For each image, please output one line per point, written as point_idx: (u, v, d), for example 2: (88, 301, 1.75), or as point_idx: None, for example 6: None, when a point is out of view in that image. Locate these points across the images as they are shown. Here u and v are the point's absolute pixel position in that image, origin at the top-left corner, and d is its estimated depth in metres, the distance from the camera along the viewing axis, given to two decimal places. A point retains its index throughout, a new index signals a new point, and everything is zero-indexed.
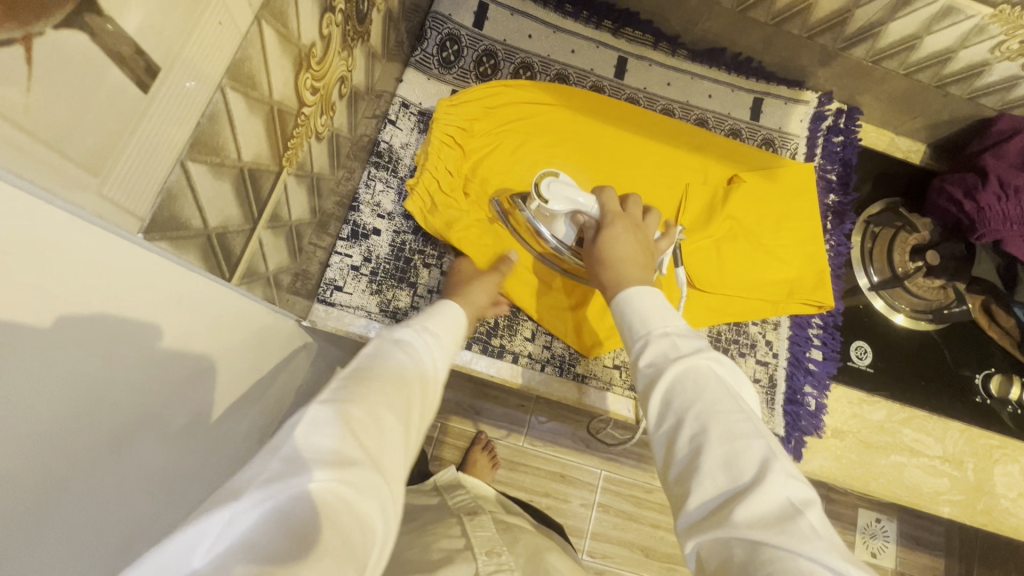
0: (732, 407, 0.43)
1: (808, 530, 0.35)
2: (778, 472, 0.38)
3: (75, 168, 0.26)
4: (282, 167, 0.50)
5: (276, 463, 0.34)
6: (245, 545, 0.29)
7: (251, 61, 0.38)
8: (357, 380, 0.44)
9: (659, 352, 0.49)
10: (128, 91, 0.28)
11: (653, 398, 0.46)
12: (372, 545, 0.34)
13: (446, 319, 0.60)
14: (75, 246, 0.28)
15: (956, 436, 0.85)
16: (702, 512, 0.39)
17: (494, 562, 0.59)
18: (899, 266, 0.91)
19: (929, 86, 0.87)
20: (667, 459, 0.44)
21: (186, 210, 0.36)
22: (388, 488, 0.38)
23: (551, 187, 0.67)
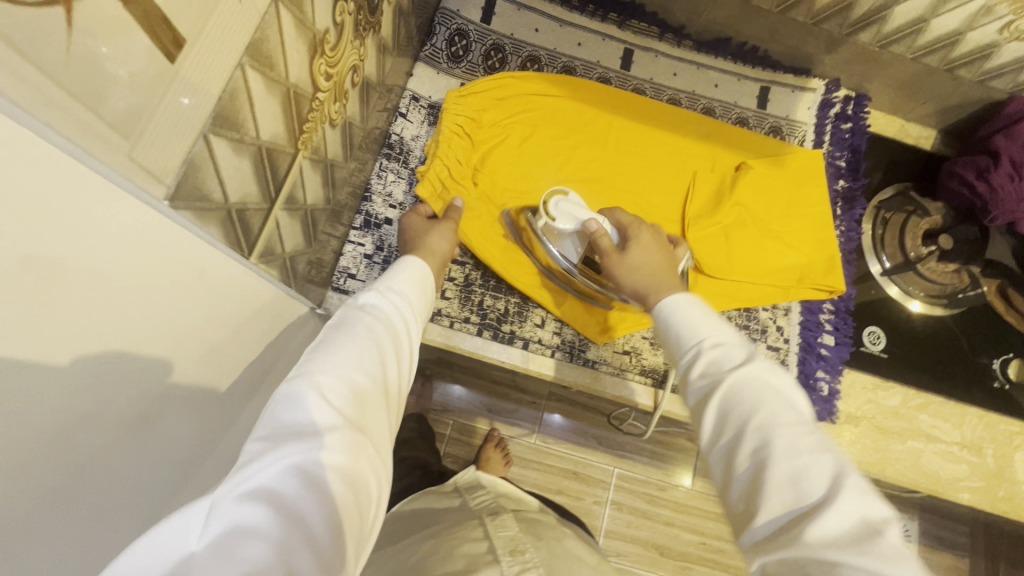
0: (795, 419, 0.41)
1: (892, 552, 0.32)
2: (852, 489, 0.36)
3: (110, 130, 0.28)
4: (298, 150, 0.52)
5: (254, 446, 0.36)
6: (238, 528, 0.30)
7: (269, 42, 0.40)
8: (324, 348, 0.44)
9: (711, 363, 0.48)
10: (156, 61, 0.30)
11: (710, 410, 0.45)
12: (365, 504, 0.38)
13: (411, 278, 0.59)
14: (106, 204, 0.30)
15: (974, 422, 0.84)
16: (768, 531, 0.37)
17: (519, 561, 0.60)
18: (912, 251, 0.90)
19: (937, 69, 0.86)
20: (726, 477, 0.42)
21: (208, 182, 0.38)
22: (373, 449, 0.40)
23: (558, 206, 0.70)
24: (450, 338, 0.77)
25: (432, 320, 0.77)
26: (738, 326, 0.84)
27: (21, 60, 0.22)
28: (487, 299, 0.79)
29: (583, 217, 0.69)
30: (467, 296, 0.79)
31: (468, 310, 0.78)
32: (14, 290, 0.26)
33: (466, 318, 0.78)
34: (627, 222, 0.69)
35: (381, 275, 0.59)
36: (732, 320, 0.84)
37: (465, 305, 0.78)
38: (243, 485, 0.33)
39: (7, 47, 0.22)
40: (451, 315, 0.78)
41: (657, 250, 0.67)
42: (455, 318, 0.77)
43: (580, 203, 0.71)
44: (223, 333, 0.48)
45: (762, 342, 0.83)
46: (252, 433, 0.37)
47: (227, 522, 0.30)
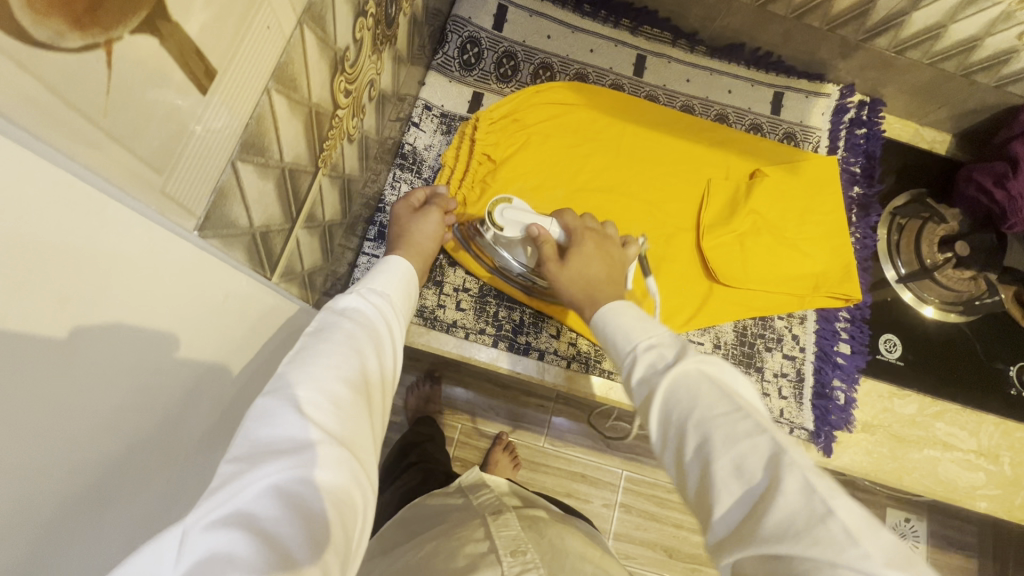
0: (731, 405, 0.40)
1: (842, 533, 0.31)
2: (792, 465, 0.34)
3: (144, 166, 0.28)
4: (318, 168, 0.51)
5: (228, 467, 0.36)
6: (212, 554, 0.31)
7: (293, 65, 0.40)
8: (300, 359, 0.44)
9: (648, 367, 0.47)
10: (190, 94, 0.29)
11: (652, 419, 0.43)
12: (349, 517, 0.38)
13: (394, 282, 0.59)
14: (140, 238, 0.30)
15: (990, 430, 0.84)
16: (726, 528, 0.35)
17: (520, 562, 0.59)
18: (927, 258, 0.89)
19: (954, 75, 0.86)
20: (680, 477, 0.41)
21: (234, 209, 0.38)
22: (356, 460, 0.40)
23: (503, 215, 0.69)
24: (464, 349, 0.76)
25: (446, 331, 0.77)
26: (754, 335, 0.83)
27: (61, 106, 0.22)
28: (502, 310, 0.79)
29: (530, 221, 0.70)
30: (481, 308, 0.79)
31: (483, 322, 0.78)
32: (53, 332, 0.26)
33: (481, 329, 0.78)
34: (574, 225, 0.69)
35: (360, 281, 0.59)
36: (747, 330, 0.83)
37: (480, 317, 0.78)
38: (218, 510, 0.33)
39: (49, 93, 0.21)
40: (466, 327, 0.77)
41: (600, 256, 0.66)
42: (470, 330, 0.77)
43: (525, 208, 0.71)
44: (248, 352, 0.48)
45: (777, 352, 0.83)
46: (228, 454, 0.37)
47: (200, 550, 0.31)
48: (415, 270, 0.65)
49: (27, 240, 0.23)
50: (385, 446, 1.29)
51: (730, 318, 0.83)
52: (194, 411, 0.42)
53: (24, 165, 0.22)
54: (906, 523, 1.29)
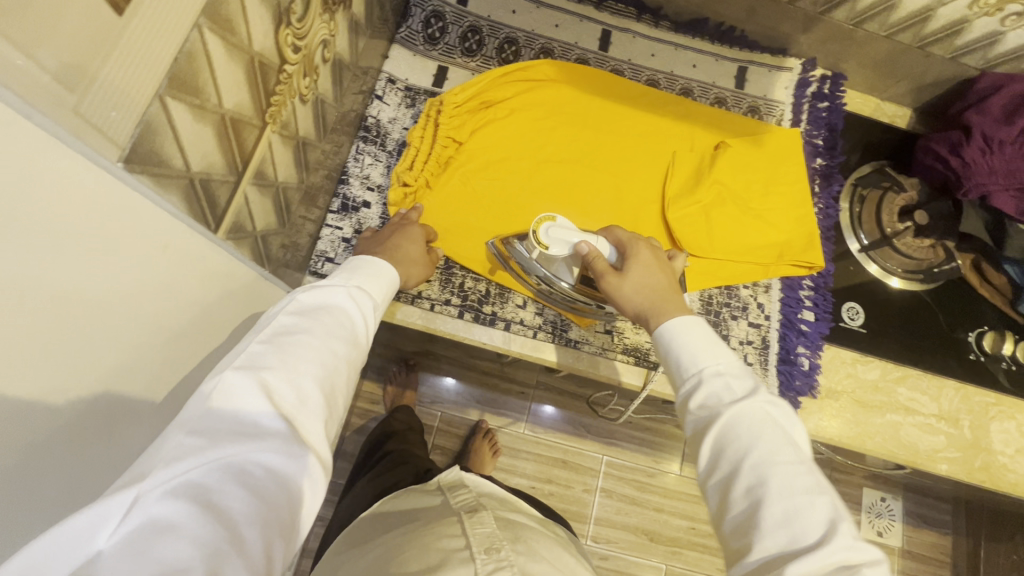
0: (792, 458, 0.44)
1: None
2: (845, 534, 0.39)
3: (51, 81, 0.27)
4: (266, 124, 0.51)
5: (187, 438, 0.36)
6: (156, 523, 0.31)
7: (227, 5, 0.39)
8: (274, 344, 0.44)
9: (710, 395, 0.49)
10: (101, 11, 0.28)
11: (707, 445, 0.46)
12: (298, 508, 0.39)
13: (380, 283, 0.60)
14: (55, 160, 0.29)
15: (951, 395, 0.86)
16: (760, 565, 0.40)
17: (494, 560, 0.58)
18: (888, 227, 0.91)
19: (910, 46, 0.87)
20: (720, 504, 0.45)
21: (167, 147, 0.37)
22: (313, 452, 0.41)
23: (549, 233, 0.69)
24: (430, 320, 0.76)
25: (412, 303, 0.76)
26: (719, 303, 0.84)
27: None
28: (468, 281, 0.79)
29: (577, 239, 0.68)
30: (447, 279, 0.78)
31: (449, 293, 0.77)
32: None
33: (446, 300, 0.77)
34: (627, 239, 0.67)
35: (344, 271, 0.59)
36: (713, 299, 0.84)
37: (445, 288, 0.78)
38: (172, 480, 0.33)
39: None
40: (431, 298, 0.77)
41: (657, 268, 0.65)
42: (436, 301, 0.77)
43: (569, 226, 0.70)
44: (196, 308, 0.47)
45: (742, 319, 0.83)
46: (188, 425, 0.37)
47: (148, 517, 0.31)
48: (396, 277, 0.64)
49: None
50: (362, 435, 1.28)
51: (696, 287, 0.83)
52: (138, 365, 0.41)
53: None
54: (883, 502, 1.31)
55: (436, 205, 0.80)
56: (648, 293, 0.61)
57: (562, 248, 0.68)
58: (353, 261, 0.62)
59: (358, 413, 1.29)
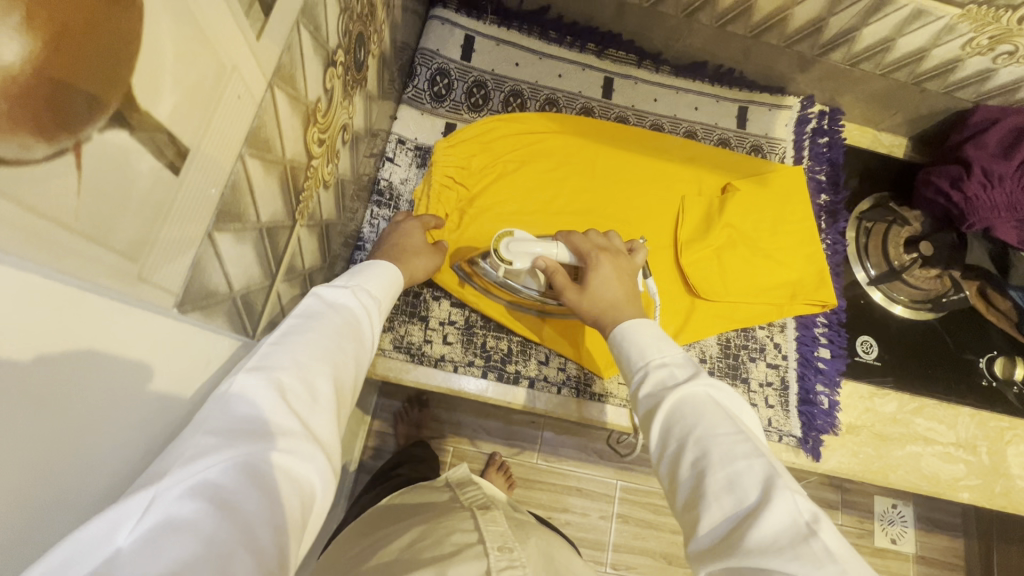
0: (731, 428, 0.45)
1: (821, 552, 0.35)
2: (784, 490, 0.39)
3: (117, 257, 0.27)
4: (295, 222, 0.51)
5: (204, 436, 0.35)
6: (176, 523, 0.29)
7: (265, 127, 0.39)
8: (285, 345, 0.44)
9: (657, 384, 0.51)
10: (162, 175, 0.28)
11: (655, 428, 0.48)
12: (311, 504, 0.38)
13: (382, 283, 0.59)
14: (115, 323, 0.28)
15: (967, 421, 0.87)
16: (711, 538, 0.40)
17: (507, 558, 0.57)
18: (895, 260, 0.92)
19: (906, 83, 0.90)
20: (673, 484, 0.46)
21: (213, 278, 0.37)
22: (325, 452, 0.40)
23: (509, 249, 0.69)
24: (454, 383, 0.76)
25: (435, 366, 0.76)
26: (737, 346, 0.84)
27: (29, 217, 0.21)
28: (490, 340, 0.78)
29: (538, 251, 0.69)
30: (469, 339, 0.78)
31: (472, 354, 0.77)
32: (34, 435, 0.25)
33: (470, 361, 0.77)
34: (588, 249, 0.68)
35: (346, 275, 0.58)
36: (731, 342, 0.85)
37: (468, 349, 0.78)
38: (191, 478, 0.32)
39: (15, 204, 0.20)
40: (455, 360, 0.77)
41: (618, 281, 0.66)
42: (459, 363, 0.77)
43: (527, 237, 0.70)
44: None
45: (761, 361, 0.84)
46: (205, 424, 0.35)
47: (168, 517, 0.30)
48: (398, 271, 0.64)
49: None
50: None
51: (713, 331, 0.84)
52: None
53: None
54: (894, 509, 1.32)
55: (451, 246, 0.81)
56: (599, 306, 0.64)
57: (523, 262, 0.69)
58: (361, 265, 0.62)
59: (369, 453, 1.27)
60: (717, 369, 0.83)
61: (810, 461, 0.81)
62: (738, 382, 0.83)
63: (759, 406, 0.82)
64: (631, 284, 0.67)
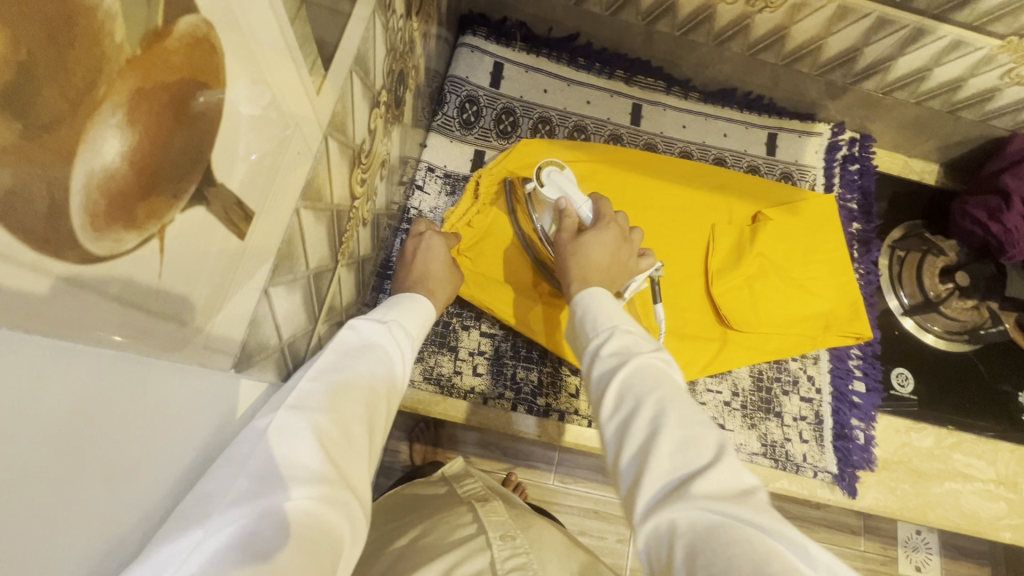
0: (686, 398, 0.45)
1: (760, 505, 0.37)
2: (732, 457, 0.40)
3: (187, 330, 0.26)
4: (337, 263, 0.50)
5: (244, 479, 0.33)
6: (216, 575, 0.28)
7: (319, 177, 0.39)
8: (323, 380, 0.41)
9: (620, 347, 0.50)
10: (232, 243, 0.28)
11: (610, 388, 0.46)
12: (341, 554, 0.35)
13: (413, 315, 0.58)
14: (176, 384, 0.27)
15: (1007, 457, 0.85)
16: (656, 496, 0.39)
17: (510, 547, 0.59)
18: (931, 290, 0.91)
19: (940, 111, 0.89)
20: (617, 446, 0.44)
21: (266, 332, 0.36)
22: (355, 498, 0.38)
23: (547, 173, 0.71)
24: (484, 417, 0.75)
25: (464, 398, 0.75)
26: (770, 379, 0.83)
27: (115, 304, 0.20)
28: (520, 371, 0.77)
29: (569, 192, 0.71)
30: (499, 371, 0.77)
31: (502, 387, 0.76)
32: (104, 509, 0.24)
33: (499, 394, 0.76)
34: (604, 214, 0.69)
35: (380, 308, 0.57)
36: (764, 374, 0.83)
37: (498, 381, 0.76)
38: (233, 522, 0.31)
39: (103, 296, 0.19)
40: (484, 392, 0.76)
41: (610, 252, 0.66)
42: (489, 396, 0.75)
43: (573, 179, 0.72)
44: None
45: (794, 395, 0.83)
46: (246, 463, 0.34)
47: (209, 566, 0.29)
48: (430, 306, 0.63)
49: (73, 436, 0.21)
50: None
51: (745, 362, 0.82)
52: None
53: (59, 359, 0.19)
54: (918, 535, 1.25)
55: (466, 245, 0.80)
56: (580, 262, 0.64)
57: (555, 192, 0.71)
58: (394, 297, 0.60)
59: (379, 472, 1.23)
60: (750, 403, 0.81)
61: (846, 498, 0.78)
62: (771, 415, 0.81)
63: (793, 440, 0.80)
64: (620, 261, 0.66)
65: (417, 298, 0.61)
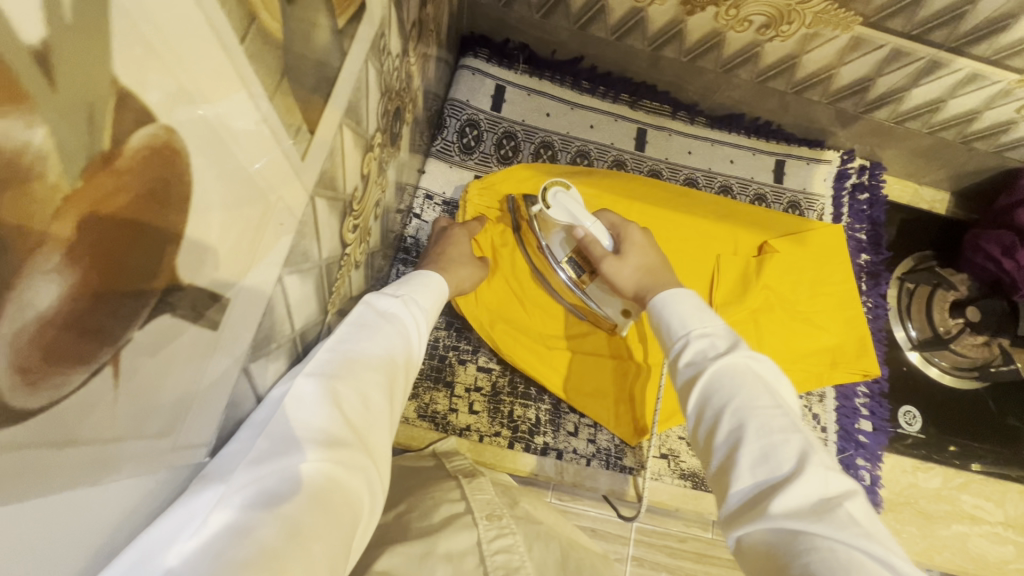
0: (771, 402, 0.41)
1: (847, 518, 0.34)
2: (819, 466, 0.36)
3: (150, 439, 0.24)
4: (327, 313, 0.48)
5: (264, 442, 0.32)
6: (235, 534, 0.27)
7: (304, 240, 0.37)
8: (340, 349, 0.40)
9: (699, 354, 0.46)
10: (203, 336, 0.26)
11: (691, 396, 0.44)
12: (358, 518, 0.34)
13: (428, 292, 0.56)
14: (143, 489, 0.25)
15: (1015, 498, 0.83)
16: (741, 505, 0.37)
17: (496, 526, 0.48)
18: (941, 326, 0.89)
19: (953, 142, 0.86)
20: (706, 451, 0.42)
21: (247, 407, 0.34)
22: (370, 462, 0.37)
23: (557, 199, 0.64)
24: (479, 455, 0.73)
25: (459, 436, 0.73)
26: None
27: (63, 451, 0.18)
28: (517, 408, 0.75)
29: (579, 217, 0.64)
30: (496, 407, 0.75)
31: (499, 424, 0.74)
32: None
33: (496, 432, 0.74)
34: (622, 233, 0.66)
35: (396, 283, 0.55)
36: None
37: (494, 418, 0.75)
38: (250, 485, 0.30)
39: (46, 448, 0.17)
40: (480, 430, 0.74)
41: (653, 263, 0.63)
42: (485, 434, 0.74)
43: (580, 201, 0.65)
44: None
45: None
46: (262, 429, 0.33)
47: (226, 527, 0.28)
48: (444, 286, 0.61)
49: None
50: None
51: None
52: None
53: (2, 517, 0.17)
54: None
55: (498, 240, 0.78)
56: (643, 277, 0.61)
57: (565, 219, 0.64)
58: (409, 275, 0.59)
59: None
60: None
61: None
62: None
63: None
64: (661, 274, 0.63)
65: (430, 276, 0.59)
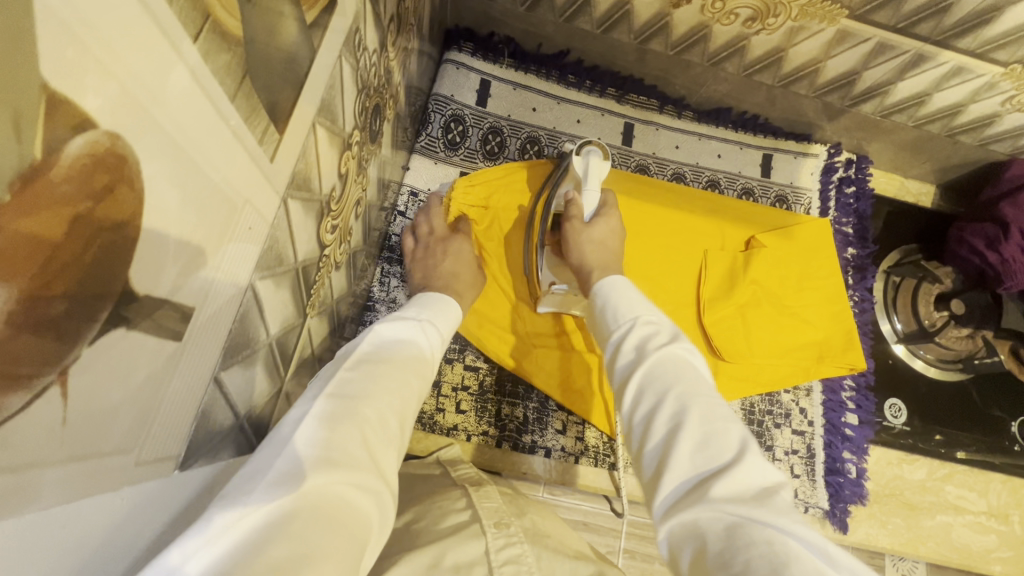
0: (710, 393, 0.41)
1: (784, 506, 0.33)
2: (755, 457, 0.36)
3: (110, 457, 0.23)
4: (306, 316, 0.47)
5: (283, 459, 0.29)
6: (251, 550, 0.24)
7: (278, 244, 0.36)
8: (362, 371, 0.39)
9: (641, 338, 0.47)
10: (165, 349, 0.25)
11: (629, 386, 0.43)
12: (368, 545, 0.30)
13: (440, 317, 0.55)
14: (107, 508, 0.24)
15: (999, 488, 0.84)
16: (676, 496, 0.35)
17: (504, 535, 0.46)
18: (926, 319, 0.89)
19: (939, 135, 0.87)
20: (640, 443, 0.41)
21: (220, 417, 0.33)
22: (385, 486, 0.33)
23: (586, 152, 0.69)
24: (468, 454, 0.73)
25: (447, 436, 0.73)
26: (762, 412, 0.83)
27: (7, 476, 0.17)
28: (505, 408, 0.75)
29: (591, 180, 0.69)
30: (483, 407, 0.75)
31: (486, 423, 0.74)
32: None
33: (484, 432, 0.74)
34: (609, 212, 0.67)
35: (413, 306, 0.55)
36: (756, 407, 0.83)
37: (482, 418, 0.74)
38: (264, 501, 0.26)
39: None
40: (468, 430, 0.73)
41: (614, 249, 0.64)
42: (473, 433, 0.73)
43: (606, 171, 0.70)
44: None
45: (785, 428, 0.82)
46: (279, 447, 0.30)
47: (243, 541, 0.24)
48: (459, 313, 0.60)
49: None
50: None
51: (736, 396, 0.82)
52: None
53: None
54: None
55: (484, 237, 0.77)
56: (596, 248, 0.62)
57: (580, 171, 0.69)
58: (417, 296, 0.58)
59: None
60: None
61: (837, 533, 0.78)
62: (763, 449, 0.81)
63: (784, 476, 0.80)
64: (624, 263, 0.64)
65: (447, 301, 0.59)
